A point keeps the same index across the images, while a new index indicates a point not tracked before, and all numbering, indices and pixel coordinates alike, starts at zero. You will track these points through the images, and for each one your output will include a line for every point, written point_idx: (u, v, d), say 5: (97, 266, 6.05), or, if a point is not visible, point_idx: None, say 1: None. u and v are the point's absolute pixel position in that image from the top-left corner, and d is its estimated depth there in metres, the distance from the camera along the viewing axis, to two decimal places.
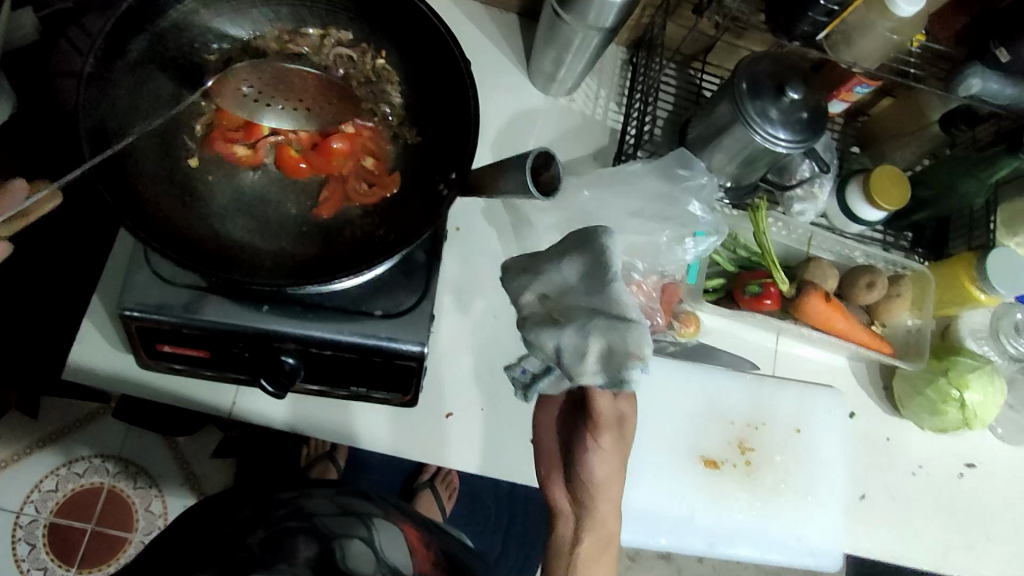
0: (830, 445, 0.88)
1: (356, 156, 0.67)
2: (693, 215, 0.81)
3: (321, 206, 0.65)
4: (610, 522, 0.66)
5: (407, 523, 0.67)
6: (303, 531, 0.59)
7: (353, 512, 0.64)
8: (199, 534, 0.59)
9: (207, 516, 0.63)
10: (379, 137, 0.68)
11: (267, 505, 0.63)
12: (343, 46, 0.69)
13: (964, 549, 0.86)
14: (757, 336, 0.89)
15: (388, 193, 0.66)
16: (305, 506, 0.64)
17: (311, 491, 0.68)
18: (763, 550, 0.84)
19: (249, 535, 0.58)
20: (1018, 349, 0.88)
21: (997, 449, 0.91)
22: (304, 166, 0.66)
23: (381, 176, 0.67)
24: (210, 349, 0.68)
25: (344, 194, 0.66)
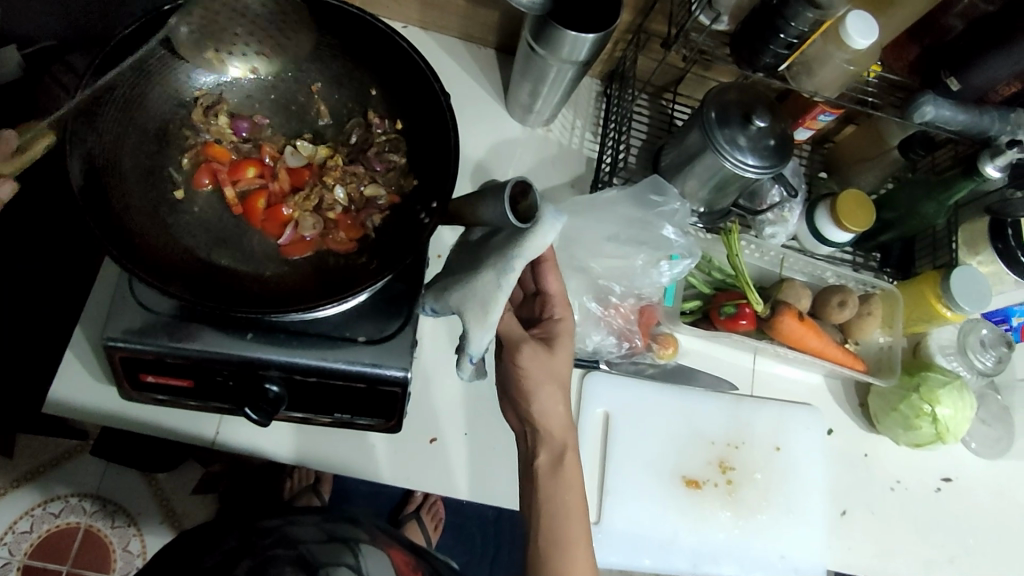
0: (811, 463, 0.89)
1: (327, 210, 0.69)
2: (667, 239, 0.84)
3: (291, 247, 0.66)
4: (560, 435, 0.70)
5: (393, 549, 0.72)
6: (288, 560, 0.62)
7: (339, 539, 0.68)
8: (183, 564, 0.60)
9: (190, 548, 0.64)
10: (357, 188, 0.70)
11: (251, 533, 0.67)
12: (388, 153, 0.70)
13: (944, 563, 0.87)
14: (734, 356, 0.92)
15: (355, 234, 0.68)
16: (290, 533, 0.68)
17: (296, 518, 0.72)
18: (749, 569, 0.84)
19: (235, 565, 0.59)
20: (985, 363, 0.91)
21: (972, 463, 0.93)
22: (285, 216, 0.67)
23: (349, 223, 0.68)
24: (194, 378, 0.69)
25: (315, 242, 0.67)
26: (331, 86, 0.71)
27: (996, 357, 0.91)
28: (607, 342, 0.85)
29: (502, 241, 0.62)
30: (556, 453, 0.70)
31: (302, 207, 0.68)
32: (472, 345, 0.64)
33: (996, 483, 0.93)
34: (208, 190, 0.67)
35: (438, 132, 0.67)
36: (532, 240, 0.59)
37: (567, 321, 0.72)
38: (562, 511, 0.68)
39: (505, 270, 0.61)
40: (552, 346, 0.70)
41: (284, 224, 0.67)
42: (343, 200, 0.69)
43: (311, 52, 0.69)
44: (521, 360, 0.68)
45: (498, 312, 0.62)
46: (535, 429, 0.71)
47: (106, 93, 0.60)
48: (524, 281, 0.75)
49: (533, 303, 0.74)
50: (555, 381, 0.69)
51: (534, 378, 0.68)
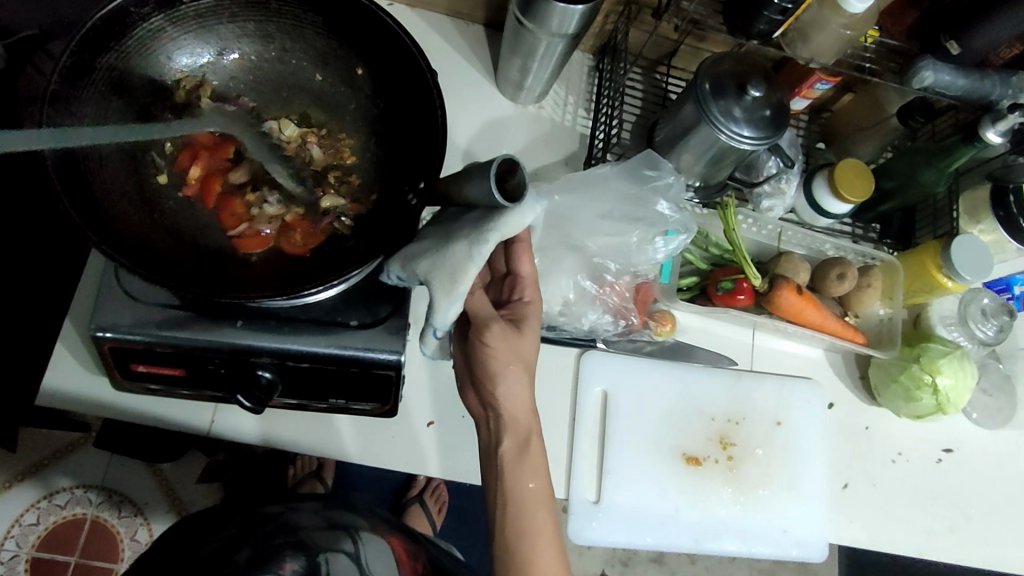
0: (812, 437, 0.89)
1: (287, 209, 0.67)
2: (662, 215, 0.82)
3: (247, 243, 0.64)
4: (522, 418, 0.69)
5: (393, 535, 0.71)
6: (290, 546, 0.63)
7: (339, 527, 0.67)
8: (180, 549, 0.60)
9: (190, 529, 0.64)
10: (324, 189, 0.68)
11: (253, 518, 0.66)
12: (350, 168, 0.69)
13: (946, 533, 0.87)
14: (732, 332, 0.91)
15: (314, 238, 0.66)
16: (291, 519, 0.67)
17: (297, 505, 0.70)
18: (750, 543, 0.84)
19: (236, 554, 0.59)
20: (987, 333, 0.90)
21: (973, 433, 0.93)
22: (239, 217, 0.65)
23: (310, 225, 0.66)
24: (185, 367, 0.68)
25: (273, 241, 0.65)
26: (315, 67, 0.70)
27: (997, 326, 0.90)
28: (603, 321, 0.84)
29: (477, 219, 0.60)
30: (521, 438, 0.69)
31: (256, 202, 0.66)
32: (437, 318, 0.62)
33: (998, 453, 0.92)
34: (183, 170, 0.65)
35: (424, 111, 0.66)
36: (512, 215, 0.58)
37: (535, 305, 0.71)
38: None
39: (478, 243, 0.59)
40: (520, 327, 0.69)
41: (241, 216, 0.65)
42: (306, 202, 0.68)
43: (293, 30, 0.68)
44: (488, 340, 0.66)
45: (466, 286, 0.61)
46: (499, 417, 0.69)
47: (86, 76, 0.59)
48: (494, 262, 0.73)
49: (501, 284, 0.73)
50: (521, 364, 0.68)
51: (504, 359, 0.67)
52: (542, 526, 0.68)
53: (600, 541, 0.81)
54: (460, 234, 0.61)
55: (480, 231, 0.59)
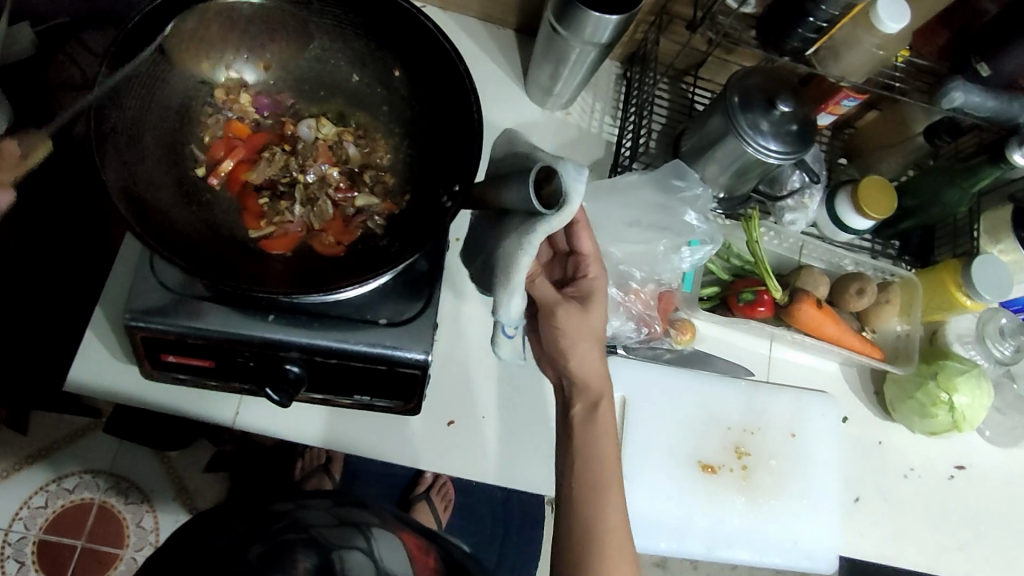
0: (826, 450, 0.89)
1: (314, 211, 0.67)
2: (689, 225, 0.83)
3: (273, 242, 0.65)
4: (597, 385, 0.71)
5: (404, 530, 0.71)
6: (303, 543, 0.63)
7: (350, 523, 0.68)
8: (194, 547, 0.62)
9: (200, 524, 0.65)
10: (348, 198, 0.69)
11: (262, 517, 0.65)
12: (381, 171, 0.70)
13: (956, 550, 0.88)
14: (750, 343, 0.91)
15: (342, 240, 0.67)
16: (301, 517, 0.67)
17: (307, 502, 0.69)
18: (761, 553, 0.85)
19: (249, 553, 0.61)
20: (1003, 352, 0.90)
21: (985, 451, 0.93)
22: (261, 218, 0.66)
23: (339, 226, 0.67)
24: (215, 359, 0.69)
25: (299, 241, 0.66)
26: (352, 67, 0.70)
27: (1014, 346, 0.91)
28: (626, 327, 0.85)
29: (529, 215, 0.62)
30: (592, 400, 0.71)
31: (280, 206, 0.67)
32: (502, 315, 0.65)
33: (1009, 472, 0.93)
34: (213, 160, 0.66)
35: (462, 115, 0.67)
36: (556, 215, 0.59)
37: (600, 281, 0.72)
38: (582, 496, 0.68)
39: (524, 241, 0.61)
40: (587, 305, 0.70)
41: (260, 218, 0.66)
42: (336, 202, 0.68)
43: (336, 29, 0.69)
44: (558, 321, 0.68)
45: (521, 278, 0.63)
46: (572, 381, 0.72)
47: (129, 69, 0.60)
48: (556, 241, 0.75)
49: (565, 261, 0.75)
50: (594, 335, 0.70)
51: (573, 333, 0.69)
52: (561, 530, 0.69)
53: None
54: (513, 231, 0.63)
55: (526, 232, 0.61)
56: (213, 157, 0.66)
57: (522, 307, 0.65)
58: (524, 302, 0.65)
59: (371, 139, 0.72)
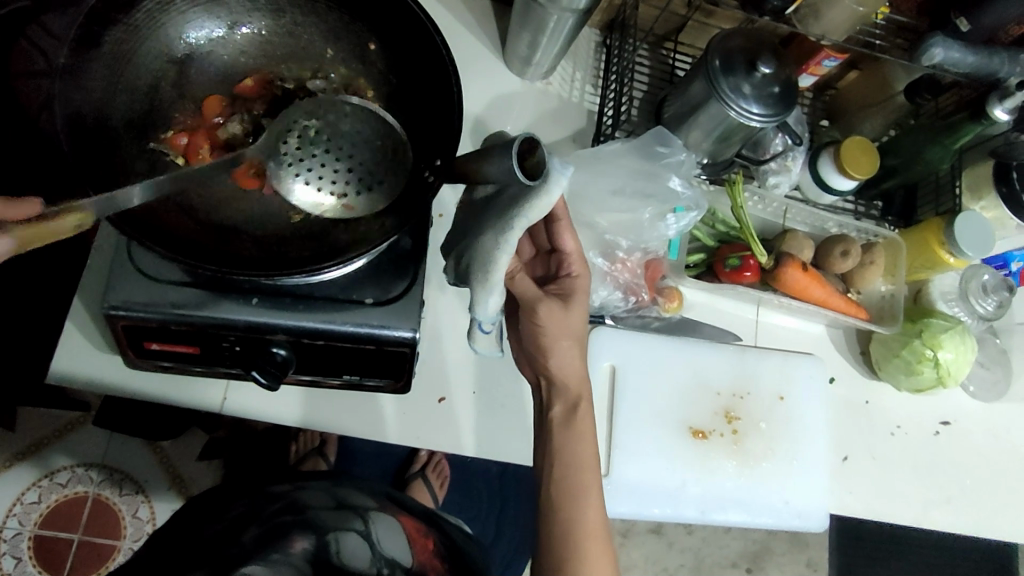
0: (813, 411, 0.90)
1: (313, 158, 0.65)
2: (673, 191, 0.83)
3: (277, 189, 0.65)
4: (574, 385, 0.72)
5: (403, 513, 0.72)
6: (297, 526, 0.65)
7: (348, 505, 0.69)
8: (187, 531, 0.64)
9: (198, 511, 0.68)
10: None
11: (260, 499, 0.68)
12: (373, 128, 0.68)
13: (943, 504, 0.90)
14: (737, 308, 0.92)
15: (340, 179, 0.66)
16: (300, 499, 0.70)
17: (306, 484, 0.73)
18: (753, 514, 0.86)
19: (244, 533, 0.62)
20: (986, 308, 0.92)
21: (970, 406, 0.95)
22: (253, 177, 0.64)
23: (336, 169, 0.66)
24: (200, 345, 0.68)
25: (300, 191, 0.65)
26: (326, 41, 0.69)
27: (997, 302, 0.92)
28: (613, 296, 0.86)
29: (504, 210, 0.60)
30: (571, 403, 0.71)
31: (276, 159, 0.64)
32: (480, 312, 0.66)
33: (993, 425, 0.94)
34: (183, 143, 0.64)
35: (440, 87, 0.65)
36: (538, 198, 0.57)
37: (582, 279, 0.71)
38: (576, 466, 0.69)
39: (505, 231, 0.60)
40: (568, 301, 0.70)
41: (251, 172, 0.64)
42: None
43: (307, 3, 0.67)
44: (539, 320, 0.69)
45: (500, 277, 0.63)
46: (551, 382, 0.72)
47: (94, 49, 0.58)
48: (538, 237, 0.74)
49: (547, 259, 0.74)
50: (573, 337, 0.70)
51: (552, 334, 0.69)
52: (554, 502, 0.69)
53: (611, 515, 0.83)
54: (490, 223, 0.62)
55: (505, 223, 0.60)
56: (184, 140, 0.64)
57: (499, 305, 0.65)
58: (502, 299, 0.65)
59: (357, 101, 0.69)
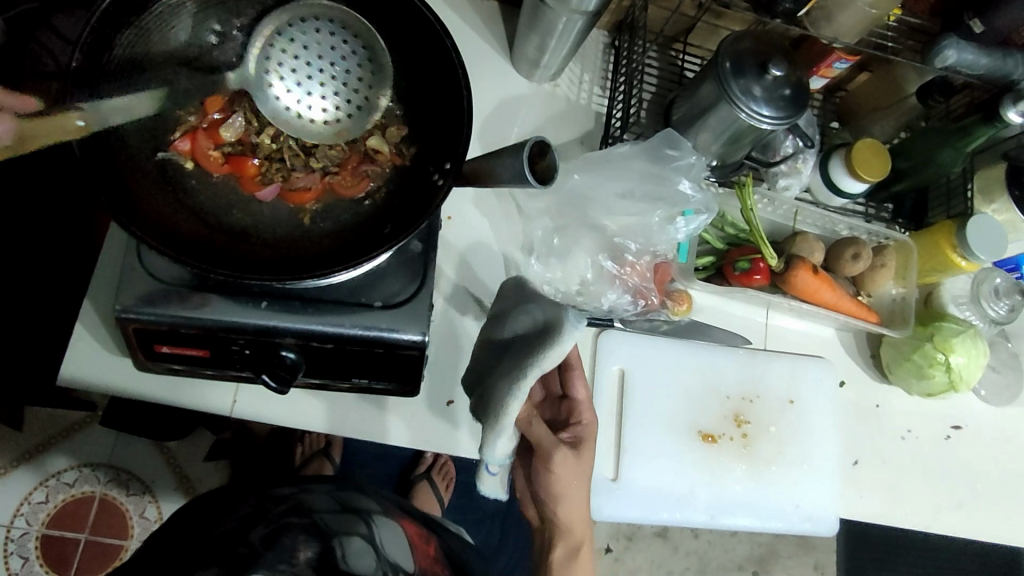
0: (824, 416, 0.90)
1: (324, 166, 0.66)
2: (683, 194, 0.83)
3: (290, 191, 0.65)
4: (576, 532, 0.78)
5: (406, 520, 0.72)
6: (302, 527, 0.63)
7: (352, 510, 0.68)
8: (194, 531, 0.63)
9: (202, 510, 0.67)
10: (361, 139, 0.68)
11: (266, 501, 0.67)
12: (382, 126, 0.68)
13: (954, 508, 0.89)
14: (747, 312, 0.91)
15: (352, 182, 0.66)
16: (303, 501, 0.69)
17: (310, 487, 0.72)
18: (763, 519, 0.86)
19: (250, 533, 0.61)
20: (998, 312, 0.91)
21: (982, 410, 0.94)
22: (260, 180, 0.65)
23: (347, 170, 0.67)
24: (209, 349, 0.68)
25: (313, 193, 0.65)
26: None
27: (1009, 306, 0.91)
28: (622, 300, 0.85)
29: (520, 361, 0.70)
30: (572, 547, 0.78)
31: (291, 162, 0.66)
32: (489, 454, 0.70)
33: (1005, 428, 0.94)
34: (188, 152, 0.63)
35: (449, 89, 0.65)
36: (552, 349, 0.66)
37: (592, 427, 0.77)
38: None
39: (522, 377, 0.67)
40: (580, 449, 0.74)
41: (260, 181, 0.65)
42: (338, 146, 0.67)
43: None
44: (551, 468, 0.73)
45: (509, 422, 0.68)
46: (556, 526, 0.77)
47: (107, 52, 0.58)
48: (549, 383, 0.80)
49: (557, 404, 0.80)
50: (580, 483, 0.75)
51: (562, 483, 0.73)
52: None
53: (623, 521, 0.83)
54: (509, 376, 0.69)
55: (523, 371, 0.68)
56: (192, 147, 0.63)
57: (507, 448, 0.70)
58: (510, 443, 0.70)
59: None
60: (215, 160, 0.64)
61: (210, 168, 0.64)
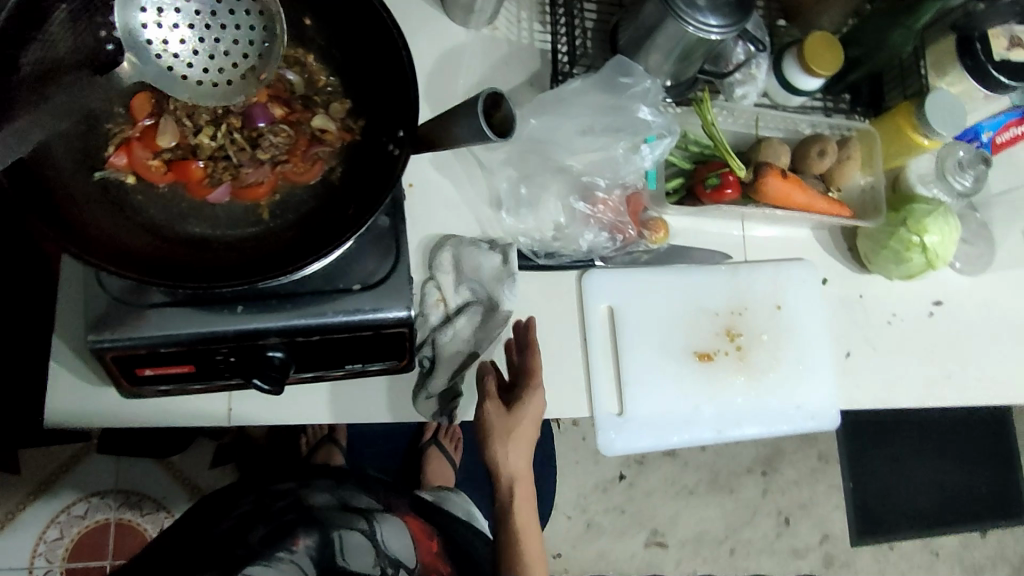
0: (813, 315, 0.91)
1: (273, 156, 0.63)
2: (643, 121, 0.82)
3: (242, 189, 0.62)
4: (523, 474, 0.83)
5: (408, 513, 0.82)
6: (301, 523, 0.74)
7: (354, 508, 0.78)
8: (198, 532, 0.72)
9: (207, 507, 0.77)
10: (306, 121, 0.65)
11: (266, 497, 0.77)
12: (325, 105, 0.65)
13: (944, 379, 0.92)
14: (722, 227, 0.91)
15: (306, 167, 0.63)
16: (304, 497, 0.78)
17: (312, 483, 0.82)
18: (767, 424, 0.88)
19: (250, 534, 0.70)
20: (965, 184, 0.92)
21: (959, 283, 0.96)
22: (210, 183, 0.62)
23: (298, 155, 0.64)
24: (194, 363, 0.67)
25: (268, 186, 0.63)
26: None
27: (975, 176, 0.91)
28: (600, 239, 0.85)
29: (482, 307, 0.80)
30: (509, 488, 0.82)
31: (237, 157, 0.63)
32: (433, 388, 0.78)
33: (983, 296, 0.96)
34: (127, 166, 0.60)
35: (387, 51, 0.61)
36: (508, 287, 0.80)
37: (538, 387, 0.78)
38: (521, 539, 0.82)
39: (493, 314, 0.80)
40: (517, 407, 0.78)
41: (208, 182, 0.62)
42: (285, 133, 0.64)
43: None
44: (487, 410, 0.78)
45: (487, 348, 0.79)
46: (506, 479, 0.82)
47: (16, 74, 0.54)
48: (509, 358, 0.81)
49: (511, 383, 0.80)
50: (523, 433, 0.79)
51: (502, 427, 0.78)
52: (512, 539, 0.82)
53: (635, 451, 0.84)
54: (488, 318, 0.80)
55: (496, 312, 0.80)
56: (131, 160, 0.60)
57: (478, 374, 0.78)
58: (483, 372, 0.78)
59: (304, 78, 0.66)
60: (158, 168, 0.61)
61: (155, 180, 0.61)
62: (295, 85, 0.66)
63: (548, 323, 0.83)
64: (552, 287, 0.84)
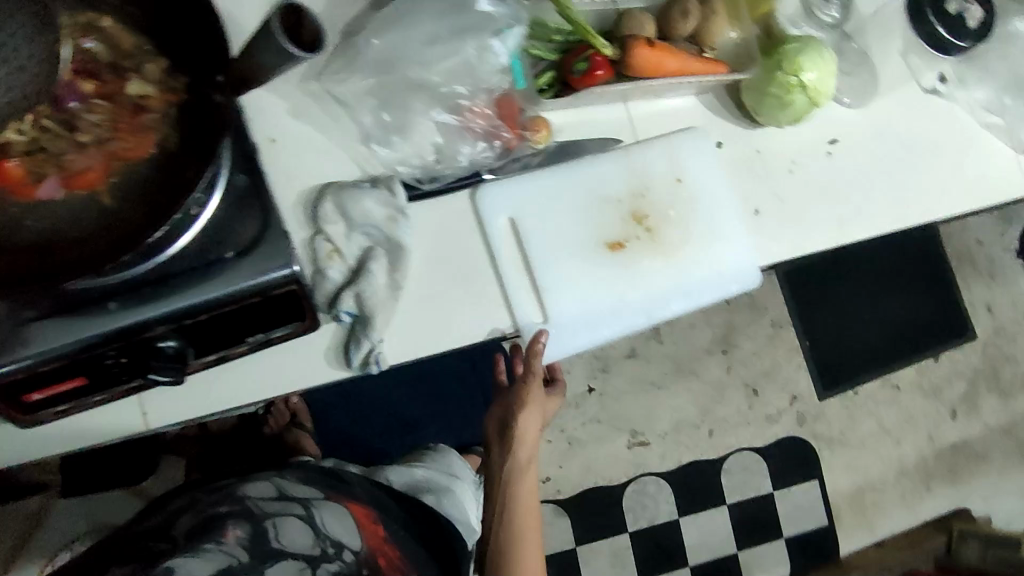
0: (714, 178, 0.90)
1: (96, 137, 0.58)
2: (486, 13, 0.80)
3: (73, 181, 0.58)
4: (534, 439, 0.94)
5: (353, 501, 0.83)
6: (230, 517, 0.71)
7: (294, 499, 0.77)
8: (120, 534, 0.71)
9: (124, 524, 0.75)
10: (122, 91, 0.60)
11: (199, 495, 0.77)
12: (140, 70, 0.60)
13: (850, 214, 0.94)
14: (606, 113, 0.89)
15: (138, 140, 0.59)
16: (236, 492, 0.76)
17: (252, 476, 0.82)
18: (693, 297, 0.89)
19: (175, 526, 0.69)
20: (831, 16, 0.96)
21: (849, 116, 0.97)
22: (35, 183, 0.57)
23: (125, 129, 0.59)
24: (84, 374, 0.64)
25: (101, 171, 0.58)
26: None
27: (839, 6, 0.96)
28: (479, 149, 0.82)
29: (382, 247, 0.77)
30: (529, 454, 0.93)
31: (56, 148, 0.58)
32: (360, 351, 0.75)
33: (874, 124, 0.97)
34: None
35: None
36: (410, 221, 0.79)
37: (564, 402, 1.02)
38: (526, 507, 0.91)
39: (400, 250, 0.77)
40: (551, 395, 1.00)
41: (32, 181, 0.57)
42: (100, 108, 0.59)
43: None
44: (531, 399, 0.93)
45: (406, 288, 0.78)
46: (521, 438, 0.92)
47: None
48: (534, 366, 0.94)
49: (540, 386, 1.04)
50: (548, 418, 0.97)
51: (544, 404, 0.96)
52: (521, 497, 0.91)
53: (568, 354, 0.85)
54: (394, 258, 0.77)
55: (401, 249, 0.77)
56: None
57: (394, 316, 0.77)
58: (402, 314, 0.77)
59: (105, 46, 0.61)
60: None
61: None
62: (98, 55, 0.60)
63: (451, 251, 0.81)
64: (449, 212, 0.81)
